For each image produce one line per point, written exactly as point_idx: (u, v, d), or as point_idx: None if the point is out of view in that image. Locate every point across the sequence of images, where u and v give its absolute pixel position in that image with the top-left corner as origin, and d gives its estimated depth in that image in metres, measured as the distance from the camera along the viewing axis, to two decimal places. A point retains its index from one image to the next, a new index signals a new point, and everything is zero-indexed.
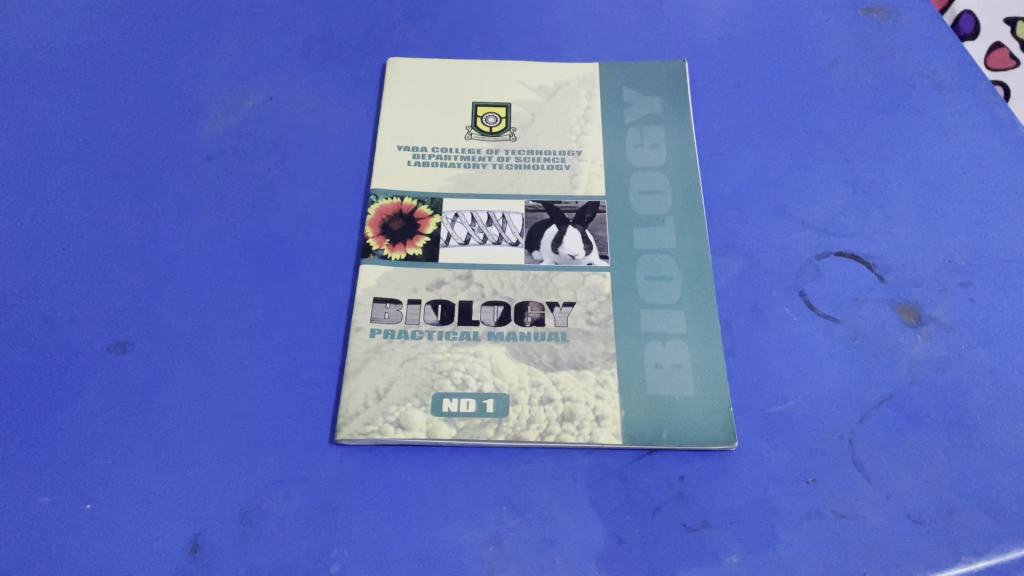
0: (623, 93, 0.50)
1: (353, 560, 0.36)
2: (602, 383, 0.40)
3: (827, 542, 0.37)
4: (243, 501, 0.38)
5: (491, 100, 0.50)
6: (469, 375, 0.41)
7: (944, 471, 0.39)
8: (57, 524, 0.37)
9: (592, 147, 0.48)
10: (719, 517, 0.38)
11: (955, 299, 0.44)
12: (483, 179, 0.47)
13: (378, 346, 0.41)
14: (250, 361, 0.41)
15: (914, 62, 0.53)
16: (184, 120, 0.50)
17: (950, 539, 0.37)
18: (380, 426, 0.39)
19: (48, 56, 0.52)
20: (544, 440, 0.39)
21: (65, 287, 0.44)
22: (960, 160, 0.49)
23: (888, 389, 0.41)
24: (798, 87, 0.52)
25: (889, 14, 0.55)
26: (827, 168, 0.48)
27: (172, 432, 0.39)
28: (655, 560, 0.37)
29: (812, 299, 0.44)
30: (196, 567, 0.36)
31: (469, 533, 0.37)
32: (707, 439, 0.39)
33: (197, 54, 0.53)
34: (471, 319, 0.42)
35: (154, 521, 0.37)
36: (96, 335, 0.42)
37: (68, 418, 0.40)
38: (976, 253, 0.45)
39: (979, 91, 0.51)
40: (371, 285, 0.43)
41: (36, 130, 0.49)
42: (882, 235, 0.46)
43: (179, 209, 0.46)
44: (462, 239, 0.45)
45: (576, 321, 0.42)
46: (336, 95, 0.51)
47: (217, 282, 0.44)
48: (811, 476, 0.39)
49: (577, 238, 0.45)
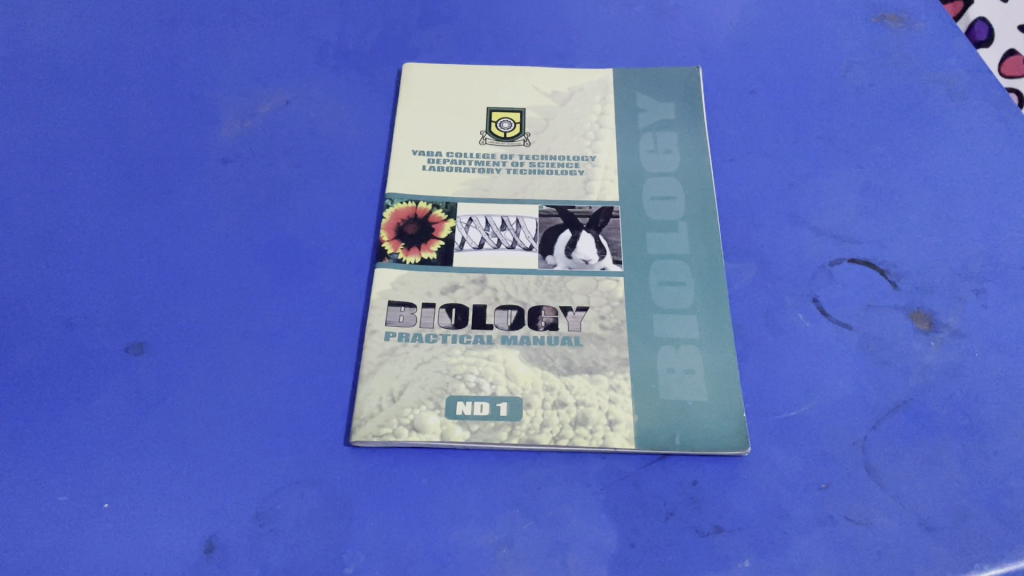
0: (637, 99, 0.51)
1: (367, 562, 0.37)
2: (615, 388, 0.40)
3: (839, 548, 0.37)
4: (259, 501, 0.38)
5: (506, 105, 0.50)
6: (483, 379, 0.41)
7: (957, 479, 0.39)
8: (75, 522, 0.38)
9: (606, 153, 0.48)
10: (731, 522, 0.38)
11: (968, 306, 0.43)
12: (498, 184, 0.47)
13: (393, 349, 0.42)
14: (265, 362, 0.42)
15: (928, 68, 0.53)
16: (201, 123, 0.50)
17: (963, 546, 0.37)
18: (395, 429, 0.40)
19: (67, 59, 0.53)
20: (556, 445, 0.39)
21: (84, 288, 0.44)
22: (973, 166, 0.48)
23: (901, 396, 0.41)
24: (811, 93, 0.52)
25: (904, 21, 0.55)
26: (842, 174, 0.48)
27: (188, 433, 0.40)
28: (667, 565, 0.37)
29: (825, 305, 0.44)
30: (211, 567, 0.37)
31: (481, 535, 0.37)
32: (719, 444, 0.39)
33: (214, 58, 0.53)
34: (485, 322, 0.42)
35: (170, 521, 0.38)
36: (115, 336, 0.43)
37: (86, 419, 0.40)
38: (990, 260, 0.45)
39: (993, 97, 0.51)
40: (385, 288, 0.43)
41: (54, 133, 0.50)
42: (896, 242, 0.46)
43: (196, 211, 0.47)
44: (476, 243, 0.45)
45: (590, 326, 0.42)
46: (351, 100, 0.51)
47: (233, 285, 0.44)
48: (824, 481, 0.39)
49: (590, 242, 0.45)
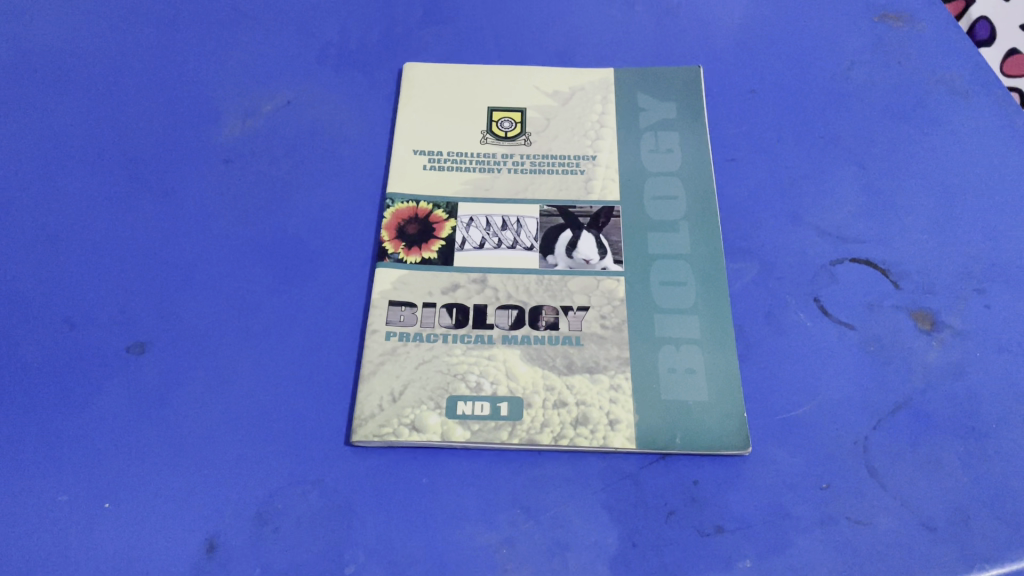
0: (638, 98, 0.51)
1: (367, 562, 0.37)
2: (616, 388, 0.40)
3: (841, 548, 0.37)
4: (260, 501, 0.38)
5: (507, 105, 0.50)
6: (483, 379, 0.41)
7: (958, 479, 0.39)
8: (76, 521, 0.38)
9: (606, 152, 0.48)
10: (732, 521, 0.38)
11: (969, 306, 0.43)
12: (499, 184, 0.47)
13: (394, 349, 0.42)
14: (266, 362, 0.42)
15: (930, 68, 0.53)
16: (203, 122, 0.50)
17: (964, 546, 0.37)
18: (395, 429, 0.39)
19: (68, 58, 0.53)
20: (557, 444, 0.39)
21: (85, 288, 0.44)
22: (975, 166, 0.48)
23: (903, 396, 0.41)
24: (813, 93, 0.52)
25: (906, 21, 0.55)
26: (843, 174, 0.48)
27: (189, 433, 0.40)
28: (668, 565, 0.37)
29: (826, 305, 0.44)
30: (212, 567, 0.37)
31: (482, 535, 0.37)
32: (720, 444, 0.39)
33: (216, 58, 0.53)
34: (485, 322, 0.42)
35: (171, 521, 0.38)
36: (116, 336, 0.43)
37: (87, 419, 0.40)
38: (991, 260, 0.45)
39: (995, 97, 0.51)
40: (386, 288, 0.43)
41: (55, 132, 0.50)
42: (898, 241, 0.46)
43: (197, 211, 0.47)
44: (477, 243, 0.45)
45: (590, 325, 0.42)
46: (352, 99, 0.51)
47: (234, 284, 0.44)
48: (825, 481, 0.39)
49: (591, 241, 0.45)
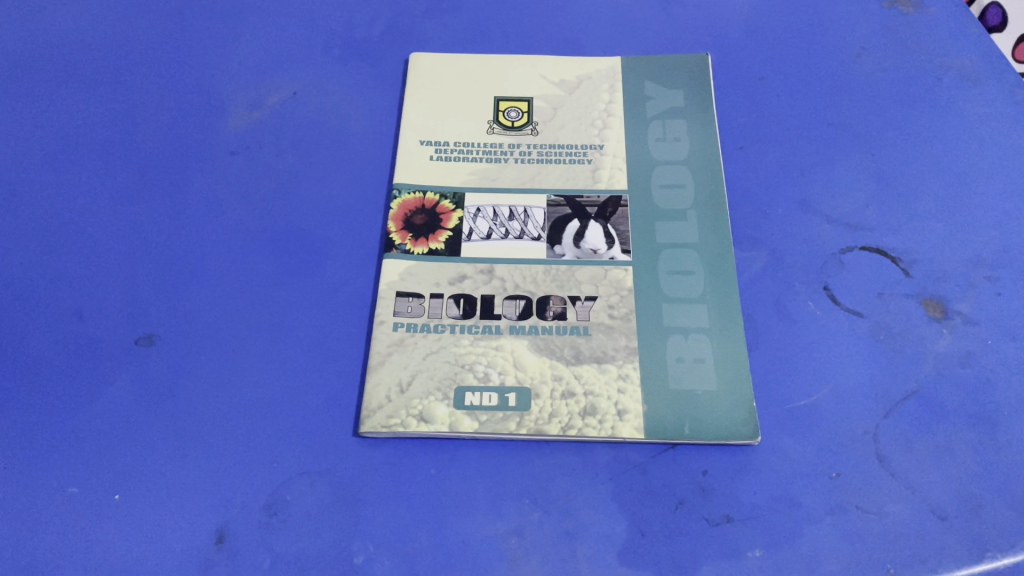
0: (645, 87, 0.50)
1: (377, 553, 0.37)
2: (624, 378, 0.40)
3: (851, 538, 0.37)
4: (268, 492, 0.38)
5: (514, 94, 0.50)
6: (491, 369, 0.41)
7: (971, 467, 0.39)
8: (88, 512, 0.38)
9: (614, 141, 0.48)
10: (741, 511, 0.38)
11: (981, 294, 0.43)
12: (506, 174, 0.47)
13: (401, 340, 0.42)
14: (274, 353, 0.42)
15: (941, 55, 0.52)
16: (208, 114, 0.50)
17: (975, 535, 0.37)
18: (404, 420, 0.39)
19: (75, 51, 0.53)
20: (566, 434, 0.39)
21: (92, 282, 0.44)
22: (987, 153, 0.48)
23: (913, 385, 0.41)
24: (821, 81, 0.51)
25: (916, 6, 0.54)
26: (853, 162, 0.48)
27: (197, 424, 0.40)
28: (677, 555, 0.37)
29: (835, 293, 0.43)
30: (221, 558, 0.37)
31: (491, 526, 0.38)
32: (729, 433, 0.39)
33: (221, 50, 0.53)
34: (493, 313, 0.42)
35: (180, 511, 0.38)
36: (124, 329, 0.43)
37: (98, 411, 0.40)
38: (1003, 247, 0.45)
39: (1007, 82, 0.50)
40: (394, 278, 0.43)
41: (63, 126, 0.50)
42: (908, 229, 0.45)
43: (204, 203, 0.47)
44: (483, 234, 0.45)
45: (598, 315, 0.42)
46: (358, 90, 0.51)
47: (241, 276, 0.44)
48: (835, 470, 0.39)
49: (598, 232, 0.45)
